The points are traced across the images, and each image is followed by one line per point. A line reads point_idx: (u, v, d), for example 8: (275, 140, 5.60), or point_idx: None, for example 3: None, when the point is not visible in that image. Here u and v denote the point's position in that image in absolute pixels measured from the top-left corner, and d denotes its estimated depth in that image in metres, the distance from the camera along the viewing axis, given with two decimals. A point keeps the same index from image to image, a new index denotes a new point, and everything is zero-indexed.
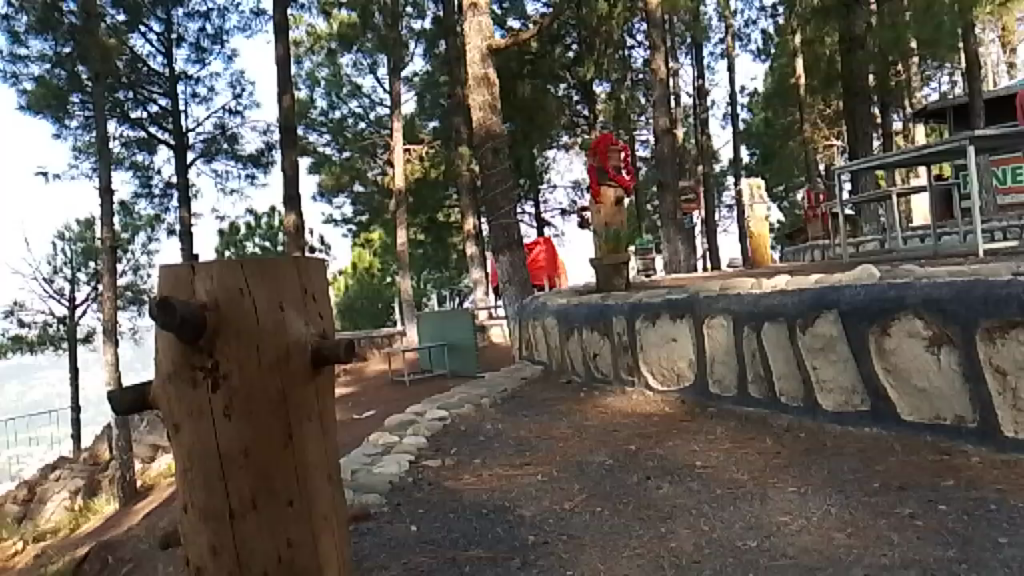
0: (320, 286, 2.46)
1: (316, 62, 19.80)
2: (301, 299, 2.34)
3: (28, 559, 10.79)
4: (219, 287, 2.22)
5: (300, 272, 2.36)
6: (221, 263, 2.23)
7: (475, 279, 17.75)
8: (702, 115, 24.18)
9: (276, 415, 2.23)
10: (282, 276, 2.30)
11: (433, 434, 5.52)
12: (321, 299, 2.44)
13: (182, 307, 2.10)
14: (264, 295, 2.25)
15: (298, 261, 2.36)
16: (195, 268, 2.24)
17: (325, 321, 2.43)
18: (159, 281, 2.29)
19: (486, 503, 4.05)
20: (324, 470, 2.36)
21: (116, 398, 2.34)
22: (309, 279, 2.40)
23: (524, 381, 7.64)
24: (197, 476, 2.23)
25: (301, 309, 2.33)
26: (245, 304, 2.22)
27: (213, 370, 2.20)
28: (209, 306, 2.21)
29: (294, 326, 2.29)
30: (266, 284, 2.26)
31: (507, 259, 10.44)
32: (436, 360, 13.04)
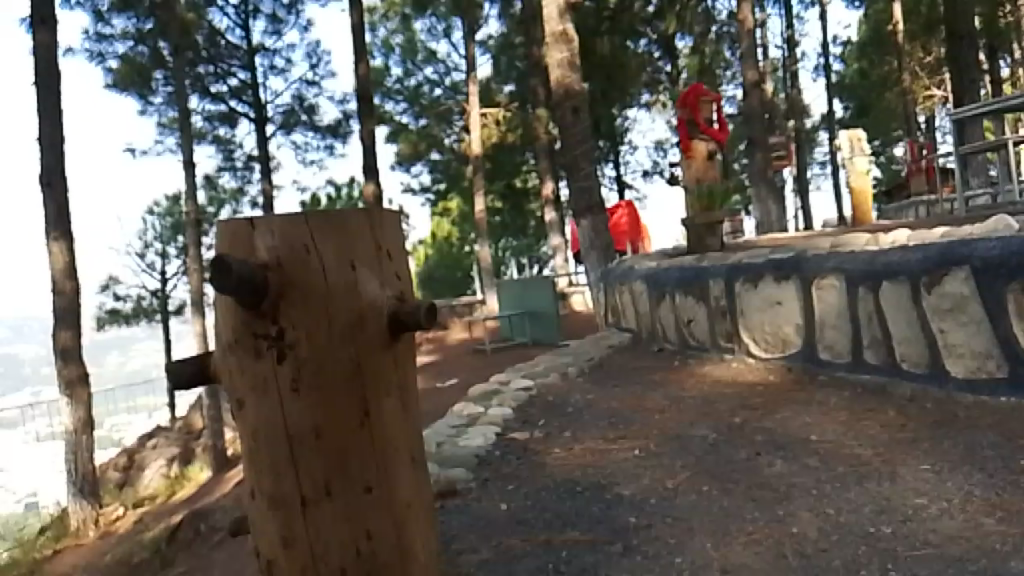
0: (397, 242, 2.15)
1: (390, 30, 19.61)
2: (374, 255, 2.02)
3: (126, 523, 10.91)
4: (281, 243, 1.93)
5: (372, 223, 2.04)
6: (286, 216, 1.94)
7: (555, 246, 17.39)
8: (791, 67, 23.13)
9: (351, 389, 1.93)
10: (353, 230, 1.99)
11: (519, 405, 5.20)
12: (398, 256, 2.13)
13: (240, 266, 1.80)
14: (332, 250, 1.96)
15: (369, 211, 2.04)
16: (255, 223, 1.94)
17: (403, 278, 2.13)
18: (216, 239, 2.01)
19: (579, 480, 3.71)
20: (408, 451, 2.06)
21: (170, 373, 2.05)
22: (385, 233, 2.10)
23: (613, 349, 7.24)
24: (262, 459, 1.94)
25: (374, 268, 2.02)
26: (312, 262, 1.93)
27: (279, 340, 1.91)
28: (271, 264, 1.92)
29: (367, 286, 1.98)
30: (334, 240, 1.96)
31: (589, 221, 9.98)
32: (516, 329, 12.76)
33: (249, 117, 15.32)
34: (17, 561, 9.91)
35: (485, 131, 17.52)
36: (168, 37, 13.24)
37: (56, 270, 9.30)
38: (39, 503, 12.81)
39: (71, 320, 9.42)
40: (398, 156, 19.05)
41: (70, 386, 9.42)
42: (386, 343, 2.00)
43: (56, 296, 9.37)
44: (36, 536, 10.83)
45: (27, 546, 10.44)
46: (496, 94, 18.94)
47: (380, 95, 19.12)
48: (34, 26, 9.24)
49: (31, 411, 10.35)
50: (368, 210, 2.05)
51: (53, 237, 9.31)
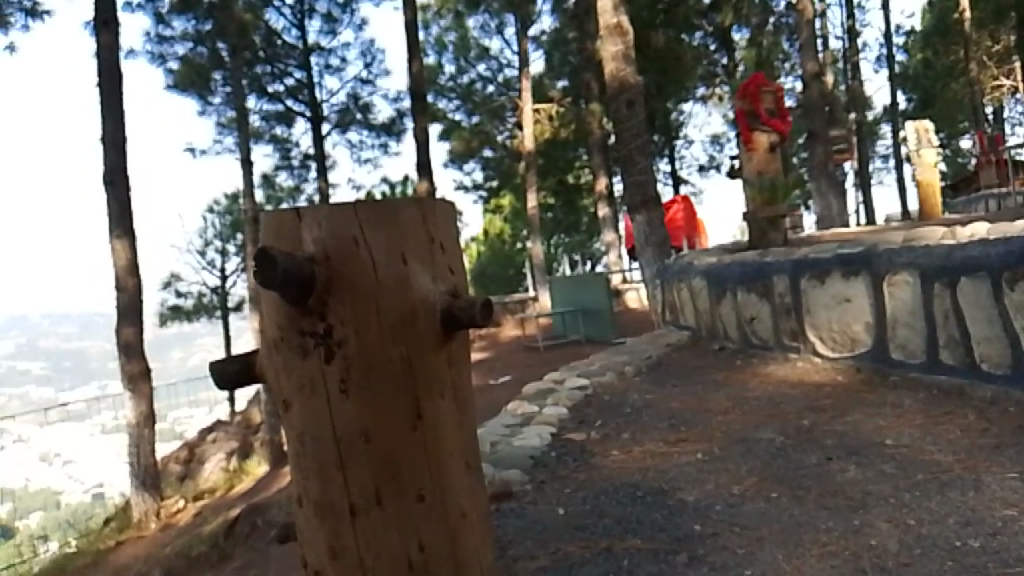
0: (451, 234, 2.03)
1: (444, 27, 19.57)
2: (427, 248, 1.91)
3: (186, 514, 11.03)
4: (328, 233, 1.82)
5: (424, 215, 1.93)
6: (334, 205, 1.83)
7: (608, 242, 17.18)
8: (852, 58, 22.51)
9: (403, 392, 1.82)
10: (404, 219, 1.88)
11: (575, 405, 5.03)
12: (451, 248, 2.01)
13: (287, 258, 1.69)
14: (383, 240, 1.85)
15: (420, 201, 1.93)
16: (302, 215, 1.84)
17: (456, 273, 2.01)
18: (261, 231, 1.91)
19: (640, 484, 3.54)
20: (463, 457, 1.94)
21: (214, 372, 1.95)
22: (438, 223, 1.98)
23: (672, 348, 7.04)
24: (309, 464, 1.84)
25: (427, 261, 1.90)
26: (361, 253, 1.82)
27: (326, 338, 1.80)
28: (319, 256, 1.81)
29: (418, 281, 1.87)
30: (384, 232, 1.85)
31: (644, 217, 9.75)
32: (570, 326, 12.60)
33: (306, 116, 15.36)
34: (81, 551, 10.07)
35: (537, 127, 17.41)
36: (227, 38, 13.36)
37: (119, 267, 9.42)
38: (106, 493, 13.08)
39: (133, 316, 9.53)
40: (452, 153, 19.01)
41: (133, 380, 9.55)
42: (439, 343, 1.88)
43: (119, 293, 9.49)
44: (101, 527, 11.02)
45: (92, 536, 10.62)
46: (549, 90, 18.76)
47: (434, 93, 19.14)
48: (97, 29, 9.38)
49: (99, 403, 10.37)
50: (420, 200, 1.94)
51: (116, 235, 9.42)
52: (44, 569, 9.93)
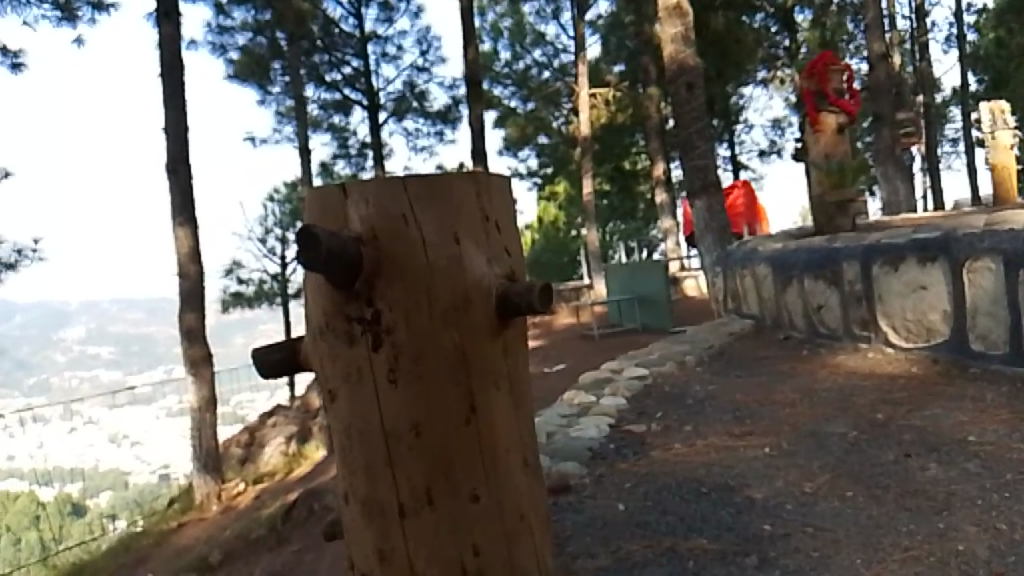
0: (507, 213, 1.89)
1: (499, 14, 19.39)
2: (481, 227, 1.78)
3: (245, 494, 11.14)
4: (375, 210, 1.70)
5: (479, 191, 1.80)
6: (384, 179, 1.71)
7: (666, 228, 16.86)
8: (921, 38, 21.70)
9: (457, 387, 1.69)
10: (457, 195, 1.75)
11: (634, 395, 4.83)
12: (508, 228, 1.87)
13: (331, 238, 1.57)
14: (435, 219, 1.72)
15: (475, 176, 1.79)
16: (348, 192, 1.73)
17: (514, 256, 1.87)
18: (305, 209, 1.80)
19: (705, 480, 3.36)
20: (521, 454, 1.81)
21: (258, 358, 1.85)
22: (494, 200, 1.85)
23: (735, 337, 6.79)
24: (357, 459, 1.73)
25: (481, 241, 1.77)
26: (411, 232, 1.70)
27: (374, 323, 1.69)
28: (366, 237, 1.70)
29: (472, 262, 1.74)
30: (436, 209, 1.72)
31: (704, 202, 9.46)
32: (626, 314, 12.39)
33: (362, 104, 15.29)
34: (146, 531, 10.27)
35: (594, 112, 17.19)
36: (284, 26, 13.34)
37: (182, 254, 9.50)
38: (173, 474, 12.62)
39: (195, 303, 9.62)
40: (507, 140, 18.85)
41: (195, 365, 9.64)
42: (495, 331, 1.75)
43: (182, 280, 9.59)
44: (166, 507, 11.21)
45: (158, 516, 10.88)
46: (605, 74, 18.43)
47: (489, 80, 19.01)
48: (159, 20, 9.45)
49: (163, 388, 10.32)
50: (477, 175, 1.80)
51: (178, 223, 9.50)
52: (112, 548, 10.15)
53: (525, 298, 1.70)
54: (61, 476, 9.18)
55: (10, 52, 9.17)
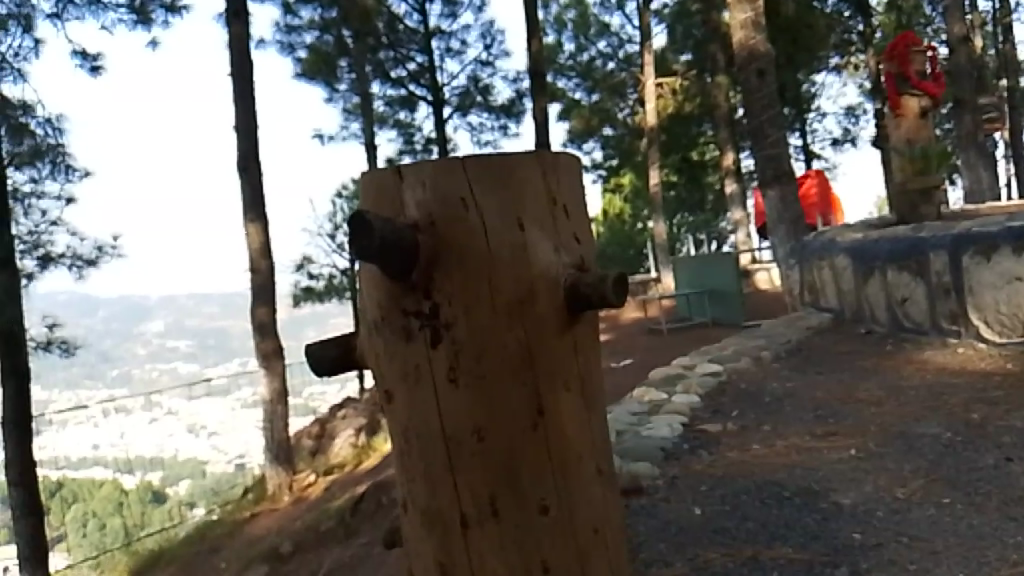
0: (577, 196, 1.75)
1: (563, 6, 19.15)
2: (547, 211, 1.64)
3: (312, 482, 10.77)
4: (432, 194, 1.58)
5: (546, 173, 1.66)
6: (442, 160, 1.59)
7: (736, 220, 16.45)
8: (1005, 20, 20.69)
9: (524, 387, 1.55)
10: (521, 176, 1.62)
11: (709, 392, 4.63)
12: (577, 214, 1.72)
13: (385, 224, 1.46)
14: (498, 203, 1.59)
15: (542, 157, 1.65)
16: (403, 174, 1.60)
17: (584, 243, 1.72)
18: (359, 196, 1.69)
19: (787, 483, 3.16)
20: (594, 461, 1.66)
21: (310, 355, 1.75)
22: (562, 182, 1.70)
23: (813, 332, 6.51)
24: (415, 463, 1.61)
25: (548, 227, 1.63)
26: (472, 218, 1.57)
27: (432, 318, 1.56)
28: (423, 222, 1.58)
29: (538, 251, 1.60)
30: (498, 192, 1.59)
31: (776, 192, 9.12)
32: (696, 309, 12.12)
33: (427, 100, 15.16)
34: (220, 521, 10.40)
35: (660, 101, 16.95)
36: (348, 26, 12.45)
37: (253, 250, 9.57)
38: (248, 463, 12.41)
39: (266, 297, 9.69)
40: (571, 133, 18.59)
41: (266, 358, 9.71)
42: (563, 326, 1.61)
43: (253, 275, 9.67)
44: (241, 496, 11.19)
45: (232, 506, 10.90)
46: (672, 64, 18.03)
47: (553, 72, 18.64)
48: (229, 20, 9.50)
49: (238, 378, 10.19)
50: (543, 155, 1.66)
51: (249, 219, 9.57)
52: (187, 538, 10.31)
53: (598, 291, 1.56)
54: (143, 463, 9.65)
55: (89, 53, 9.28)
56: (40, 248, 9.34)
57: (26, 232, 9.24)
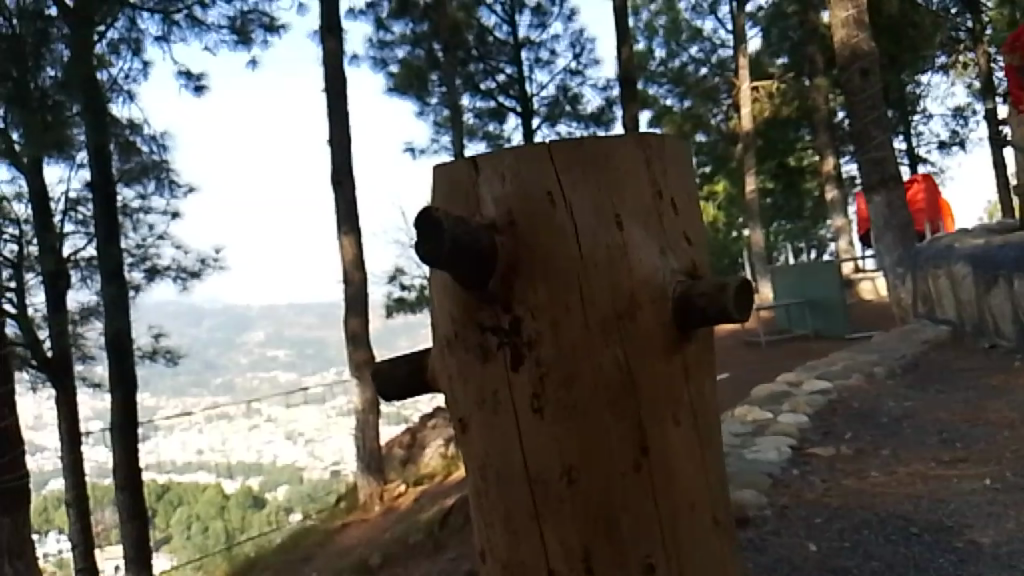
0: (685, 189, 1.52)
1: (653, 12, 18.78)
2: (648, 205, 1.42)
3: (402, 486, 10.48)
4: (513, 187, 1.39)
5: (648, 163, 1.44)
6: (525, 147, 1.40)
7: (837, 227, 15.74)
8: None
9: (623, 420, 1.34)
10: (619, 164, 1.41)
11: (817, 412, 4.28)
12: (688, 209, 1.50)
13: (457, 223, 1.27)
14: (591, 198, 1.39)
15: (642, 144, 1.44)
16: (479, 166, 1.42)
17: (695, 244, 1.50)
18: (431, 193, 1.51)
19: (914, 518, 2.82)
20: (709, 508, 1.42)
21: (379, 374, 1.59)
22: (669, 171, 1.49)
23: (929, 346, 6.04)
24: (495, 506, 1.41)
25: (650, 228, 1.41)
26: (559, 215, 1.37)
27: (513, 335, 1.37)
28: (501, 220, 1.39)
29: (640, 253, 1.38)
30: (590, 186, 1.39)
31: (882, 197, 8.41)
32: (796, 320, 11.58)
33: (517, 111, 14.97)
34: (313, 528, 10.38)
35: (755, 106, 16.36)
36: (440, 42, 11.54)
37: (347, 261, 9.58)
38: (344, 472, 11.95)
39: (358, 307, 9.69)
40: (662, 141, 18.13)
41: (358, 368, 9.66)
42: (671, 346, 1.38)
43: (346, 286, 9.68)
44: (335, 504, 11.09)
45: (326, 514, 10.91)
46: (768, 67, 17.34)
47: (644, 80, 17.90)
48: (324, 37, 9.52)
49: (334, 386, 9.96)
50: (647, 140, 1.45)
51: (343, 231, 9.58)
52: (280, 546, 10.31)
53: (712, 302, 1.33)
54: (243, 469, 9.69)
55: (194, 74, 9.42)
56: (148, 261, 9.59)
57: (135, 246, 9.50)
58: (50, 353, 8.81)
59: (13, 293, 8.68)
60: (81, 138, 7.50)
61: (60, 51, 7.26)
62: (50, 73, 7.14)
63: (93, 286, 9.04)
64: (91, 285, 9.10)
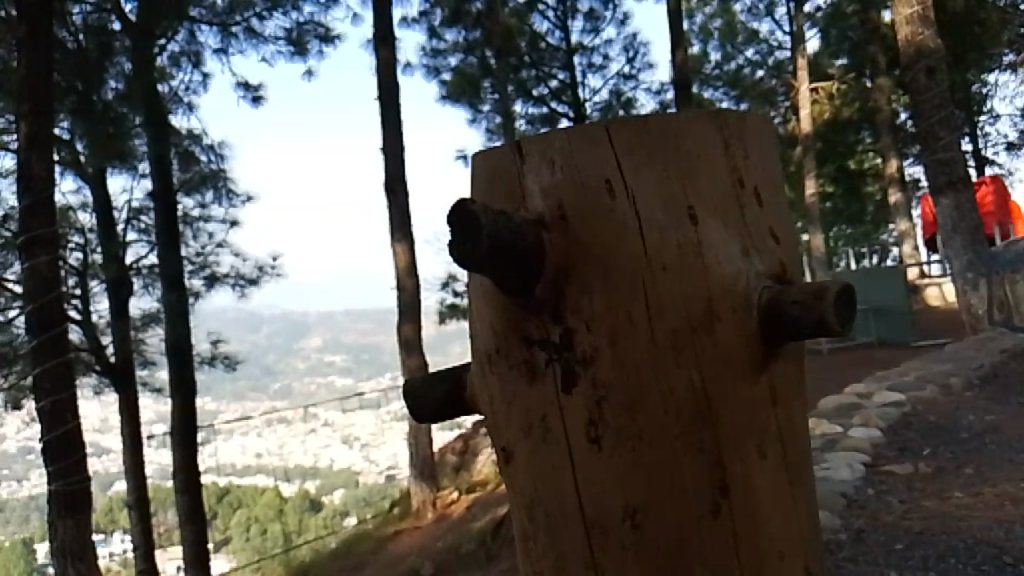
0: (768, 179, 1.36)
1: (708, 15, 18.44)
2: (721, 197, 1.26)
3: (456, 493, 10.31)
4: (564, 176, 1.23)
5: (724, 147, 1.28)
6: (578, 130, 1.24)
7: (901, 231, 15.19)
8: None
9: (698, 454, 1.17)
10: (693, 148, 1.25)
11: (891, 426, 4.02)
12: (772, 202, 1.35)
13: (497, 218, 1.11)
14: (660, 188, 1.23)
15: (714, 125, 1.28)
16: (524, 153, 1.27)
17: (783, 242, 1.34)
18: (471, 183, 1.35)
19: (1006, 545, 2.58)
20: (796, 553, 1.26)
21: (412, 394, 1.45)
22: (751, 157, 1.33)
23: (1008, 355, 5.69)
24: (545, 549, 1.25)
25: (727, 221, 1.25)
26: (620, 208, 1.21)
27: (564, 350, 1.20)
28: (550, 215, 1.22)
29: (718, 254, 1.22)
30: (656, 177, 1.23)
31: (951, 199, 7.82)
32: (859, 326, 11.16)
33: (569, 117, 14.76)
34: (368, 533, 10.28)
35: (815, 108, 15.86)
36: (491, 49, 11.36)
37: (400, 269, 9.51)
38: (399, 474, 11.97)
39: (412, 314, 9.62)
40: None
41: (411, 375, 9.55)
42: (753, 362, 1.22)
43: (400, 293, 9.62)
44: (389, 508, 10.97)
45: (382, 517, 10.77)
46: (827, 68, 16.86)
47: (698, 82, 16.52)
48: (377, 46, 9.42)
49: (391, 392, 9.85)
50: (724, 119, 1.29)
51: (396, 239, 9.50)
52: (336, 552, 10.23)
53: (810, 312, 1.16)
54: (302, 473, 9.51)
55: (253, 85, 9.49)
56: (207, 268, 9.64)
57: (195, 254, 9.56)
58: (113, 358, 8.88)
59: (80, 299, 8.65)
60: (142, 148, 7.66)
61: (123, 64, 7.33)
62: (113, 85, 7.24)
63: (155, 293, 9.05)
64: (153, 293, 9.06)
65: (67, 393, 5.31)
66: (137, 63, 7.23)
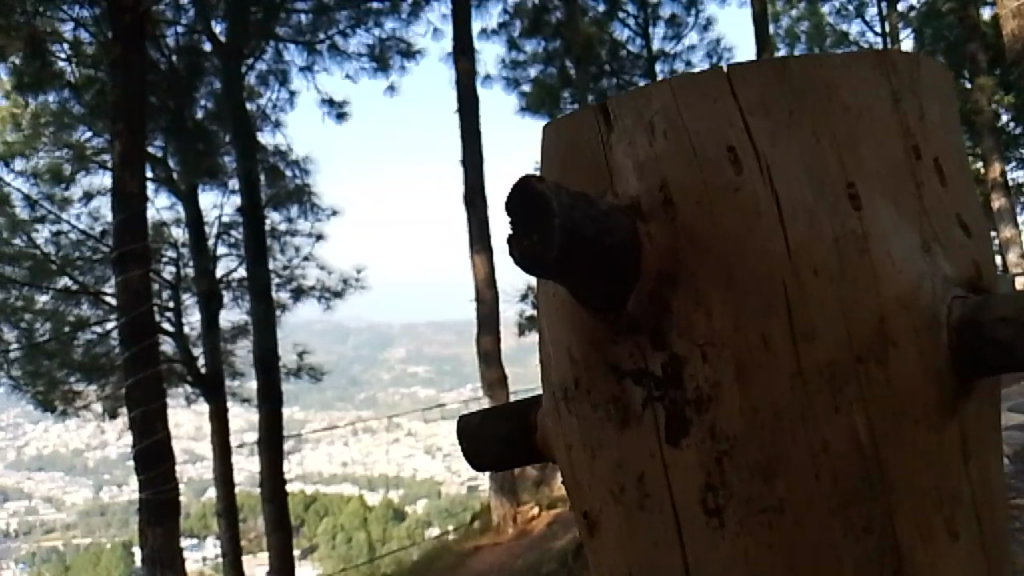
0: (951, 149, 1.09)
1: (794, 18, 17.84)
2: (890, 174, 1.00)
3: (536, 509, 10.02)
4: (672, 145, 0.99)
5: (898, 106, 1.03)
6: (687, 86, 1.00)
7: (1007, 239, 14.26)
8: None
9: (862, 532, 0.92)
10: (850, 106, 1.00)
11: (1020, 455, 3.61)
12: (955, 178, 1.08)
13: (576, 202, 0.88)
14: (805, 158, 0.97)
15: (881, 77, 1.02)
16: (613, 118, 1.05)
17: (974, 234, 1.07)
18: (547, 160, 1.13)
19: None
20: None
21: (471, 435, 1.29)
22: (927, 117, 1.06)
23: None
24: None
25: (900, 206, 0.99)
26: (750, 193, 0.96)
27: (669, 387, 0.96)
28: (650, 196, 0.98)
29: (891, 249, 0.96)
30: (797, 150, 0.98)
31: None
32: None
33: None
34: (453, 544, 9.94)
35: None
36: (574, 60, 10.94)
37: (479, 280, 9.35)
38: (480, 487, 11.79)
39: (492, 326, 9.42)
40: None
41: (492, 388, 9.35)
42: (937, 396, 0.96)
43: (479, 304, 9.45)
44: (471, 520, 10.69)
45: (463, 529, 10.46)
46: None
47: None
48: (457, 57, 9.31)
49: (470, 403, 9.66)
50: (893, 64, 1.04)
51: (476, 250, 9.34)
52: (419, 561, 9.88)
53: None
54: None
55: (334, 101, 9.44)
56: (294, 281, 9.66)
57: (282, 268, 9.58)
58: (204, 368, 8.83)
59: (173, 312, 8.65)
60: (232, 165, 7.63)
61: (213, 83, 7.31)
62: (203, 103, 7.29)
63: (243, 305, 9.06)
64: (242, 304, 9.08)
65: (157, 403, 5.24)
66: (226, 83, 7.29)
